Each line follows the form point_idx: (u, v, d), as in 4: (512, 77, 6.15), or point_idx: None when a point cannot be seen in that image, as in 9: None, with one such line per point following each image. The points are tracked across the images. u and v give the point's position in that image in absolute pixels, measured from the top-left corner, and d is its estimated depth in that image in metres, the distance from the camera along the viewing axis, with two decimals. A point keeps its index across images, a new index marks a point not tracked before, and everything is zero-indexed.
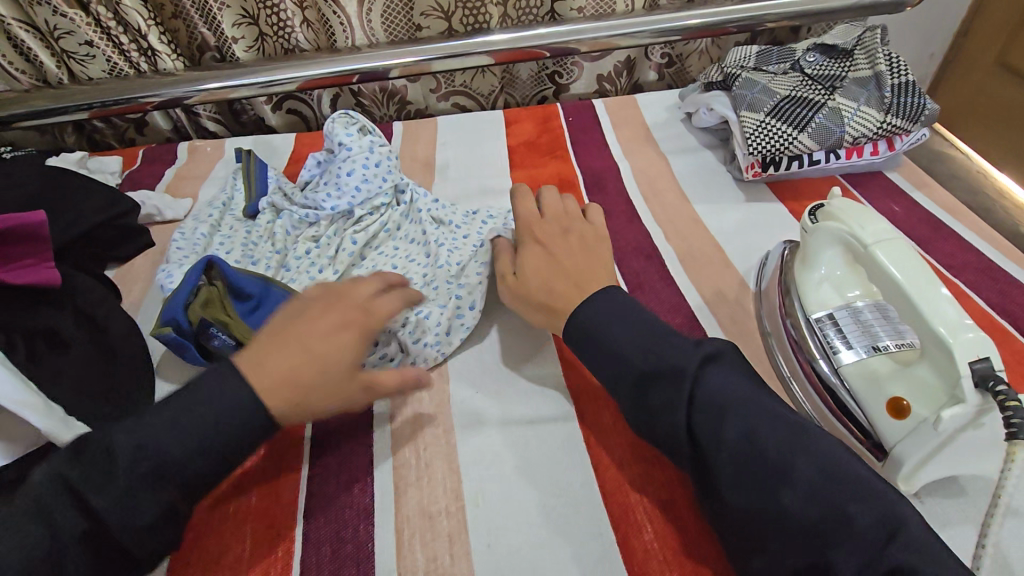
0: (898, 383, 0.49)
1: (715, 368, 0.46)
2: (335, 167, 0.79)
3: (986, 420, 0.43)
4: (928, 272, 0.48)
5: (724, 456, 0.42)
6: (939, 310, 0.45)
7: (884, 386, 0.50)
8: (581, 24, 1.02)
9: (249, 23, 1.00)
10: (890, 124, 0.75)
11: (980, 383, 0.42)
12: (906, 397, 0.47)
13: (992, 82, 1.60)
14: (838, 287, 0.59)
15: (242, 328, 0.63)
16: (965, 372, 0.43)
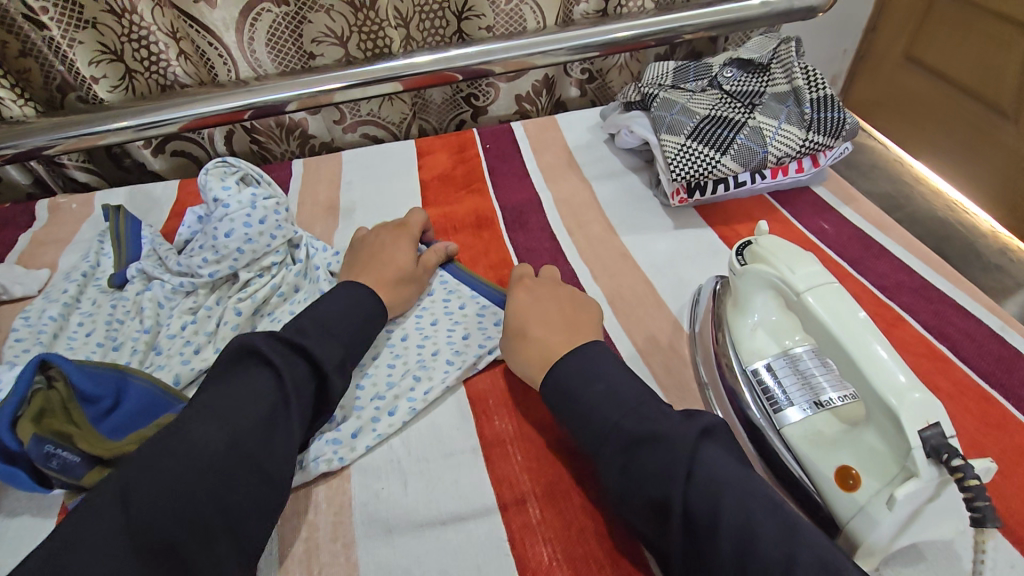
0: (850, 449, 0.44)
1: (712, 445, 0.42)
2: (211, 228, 0.67)
3: (945, 492, 0.39)
4: (855, 309, 0.43)
5: (719, 541, 0.37)
6: (886, 372, 0.40)
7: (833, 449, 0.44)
8: (491, 45, 0.95)
9: (111, 59, 0.88)
10: (813, 142, 0.71)
11: (933, 455, 0.37)
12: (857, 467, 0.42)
13: (905, 75, 1.63)
14: (773, 333, 0.53)
15: (89, 440, 0.52)
16: (916, 443, 0.38)
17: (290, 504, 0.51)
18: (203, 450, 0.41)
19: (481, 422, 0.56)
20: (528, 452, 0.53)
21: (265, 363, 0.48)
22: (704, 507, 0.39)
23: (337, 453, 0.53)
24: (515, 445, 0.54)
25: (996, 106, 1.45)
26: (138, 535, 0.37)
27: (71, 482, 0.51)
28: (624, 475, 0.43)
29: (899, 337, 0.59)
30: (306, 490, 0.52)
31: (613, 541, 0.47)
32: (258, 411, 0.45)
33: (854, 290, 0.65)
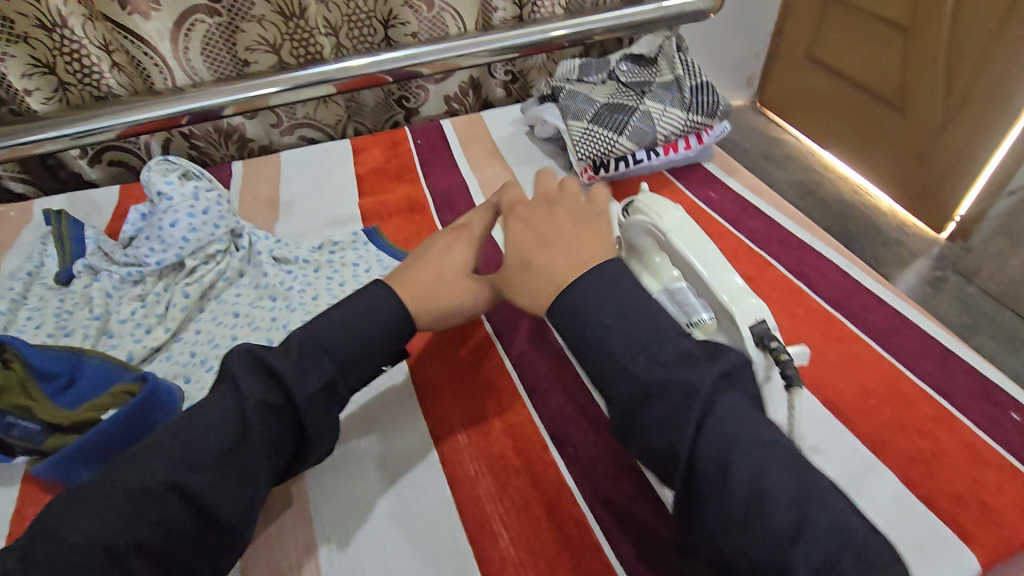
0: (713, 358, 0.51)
1: (730, 390, 0.39)
2: (155, 219, 0.73)
3: (772, 373, 0.51)
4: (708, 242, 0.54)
5: None
6: (725, 278, 0.52)
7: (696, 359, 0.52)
8: (416, 49, 1.03)
9: (44, 72, 0.91)
10: (693, 121, 0.83)
11: (760, 342, 0.49)
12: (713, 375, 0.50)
13: (808, 75, 1.82)
14: (655, 271, 0.56)
15: (45, 410, 0.56)
16: (749, 334, 0.49)
17: None
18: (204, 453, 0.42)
19: (415, 370, 0.63)
20: (456, 391, 0.61)
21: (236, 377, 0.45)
22: (714, 462, 0.36)
23: None
24: (445, 386, 0.62)
25: (884, 97, 1.63)
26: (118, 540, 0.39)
27: (33, 450, 0.56)
28: (634, 426, 0.40)
29: (766, 278, 0.71)
30: None
31: (529, 452, 0.56)
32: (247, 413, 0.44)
33: (733, 244, 0.76)
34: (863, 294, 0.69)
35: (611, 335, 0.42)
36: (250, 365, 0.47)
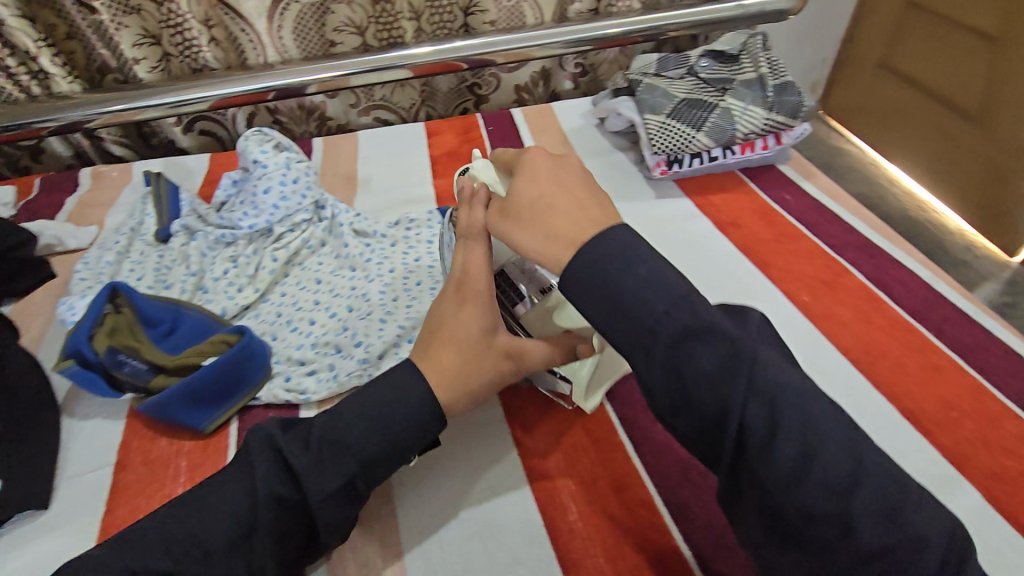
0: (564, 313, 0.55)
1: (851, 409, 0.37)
2: (250, 186, 0.77)
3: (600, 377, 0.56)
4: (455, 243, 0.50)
5: None
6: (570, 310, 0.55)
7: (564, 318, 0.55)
8: (493, 37, 1.05)
9: (152, 42, 0.97)
10: (774, 120, 0.81)
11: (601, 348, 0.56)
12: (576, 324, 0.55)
13: (882, 83, 1.74)
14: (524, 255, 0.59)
15: (153, 354, 0.61)
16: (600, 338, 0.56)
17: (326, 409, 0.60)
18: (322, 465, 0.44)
19: None
20: None
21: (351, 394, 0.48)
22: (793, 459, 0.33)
23: (366, 370, 0.62)
24: None
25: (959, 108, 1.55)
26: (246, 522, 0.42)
27: (140, 388, 0.59)
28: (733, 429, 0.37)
29: (844, 285, 0.70)
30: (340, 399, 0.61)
31: (597, 433, 0.57)
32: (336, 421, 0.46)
33: (808, 248, 0.75)
34: (947, 307, 0.67)
35: (632, 289, 0.38)
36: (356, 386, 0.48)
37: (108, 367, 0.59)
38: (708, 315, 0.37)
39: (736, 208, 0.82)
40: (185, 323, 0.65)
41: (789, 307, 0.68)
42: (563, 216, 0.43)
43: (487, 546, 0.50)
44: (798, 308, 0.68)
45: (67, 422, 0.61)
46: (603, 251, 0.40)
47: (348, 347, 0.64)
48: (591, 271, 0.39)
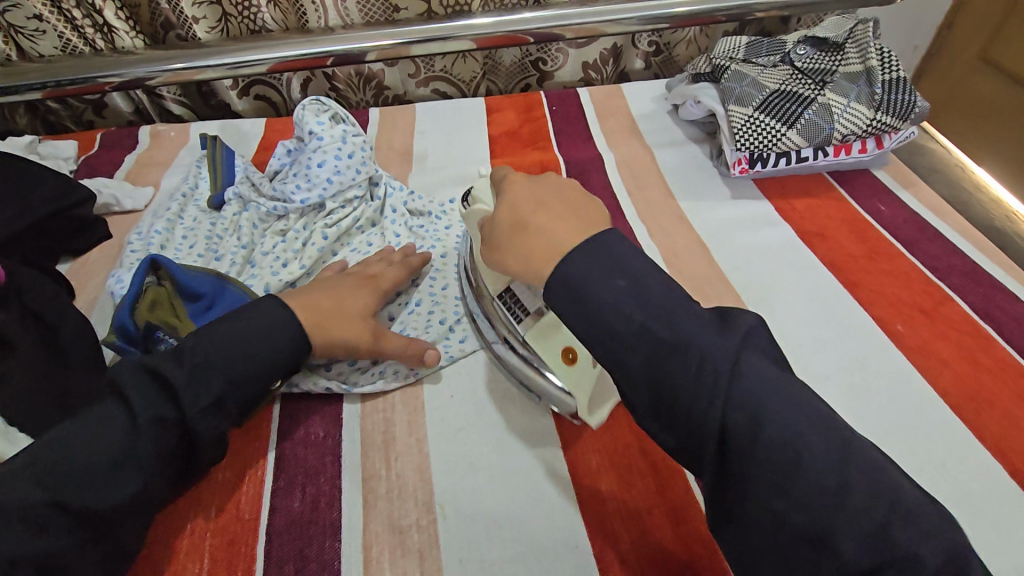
0: (557, 334, 0.53)
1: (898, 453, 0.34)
2: (304, 158, 0.74)
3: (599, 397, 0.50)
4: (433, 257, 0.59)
5: None
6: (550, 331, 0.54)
7: (547, 339, 0.54)
8: (566, 10, 0.98)
9: (211, 3, 0.94)
10: (881, 122, 0.72)
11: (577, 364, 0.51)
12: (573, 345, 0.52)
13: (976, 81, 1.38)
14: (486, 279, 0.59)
15: (187, 329, 0.59)
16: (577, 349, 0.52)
17: (369, 403, 0.57)
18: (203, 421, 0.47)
19: None
20: None
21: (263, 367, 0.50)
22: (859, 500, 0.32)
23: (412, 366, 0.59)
24: None
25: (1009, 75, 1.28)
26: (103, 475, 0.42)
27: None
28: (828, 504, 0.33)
29: (943, 315, 0.62)
30: (384, 393, 0.58)
31: (657, 460, 0.52)
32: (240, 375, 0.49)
33: (904, 269, 0.67)
34: None
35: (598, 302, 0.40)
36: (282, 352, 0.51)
37: (148, 342, 0.59)
38: (678, 319, 0.39)
39: (823, 215, 0.74)
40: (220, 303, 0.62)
41: (878, 335, 0.61)
42: (559, 218, 0.46)
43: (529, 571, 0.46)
44: (889, 338, 0.61)
45: None
46: (587, 262, 0.41)
47: (392, 338, 0.62)
48: (568, 284, 0.41)
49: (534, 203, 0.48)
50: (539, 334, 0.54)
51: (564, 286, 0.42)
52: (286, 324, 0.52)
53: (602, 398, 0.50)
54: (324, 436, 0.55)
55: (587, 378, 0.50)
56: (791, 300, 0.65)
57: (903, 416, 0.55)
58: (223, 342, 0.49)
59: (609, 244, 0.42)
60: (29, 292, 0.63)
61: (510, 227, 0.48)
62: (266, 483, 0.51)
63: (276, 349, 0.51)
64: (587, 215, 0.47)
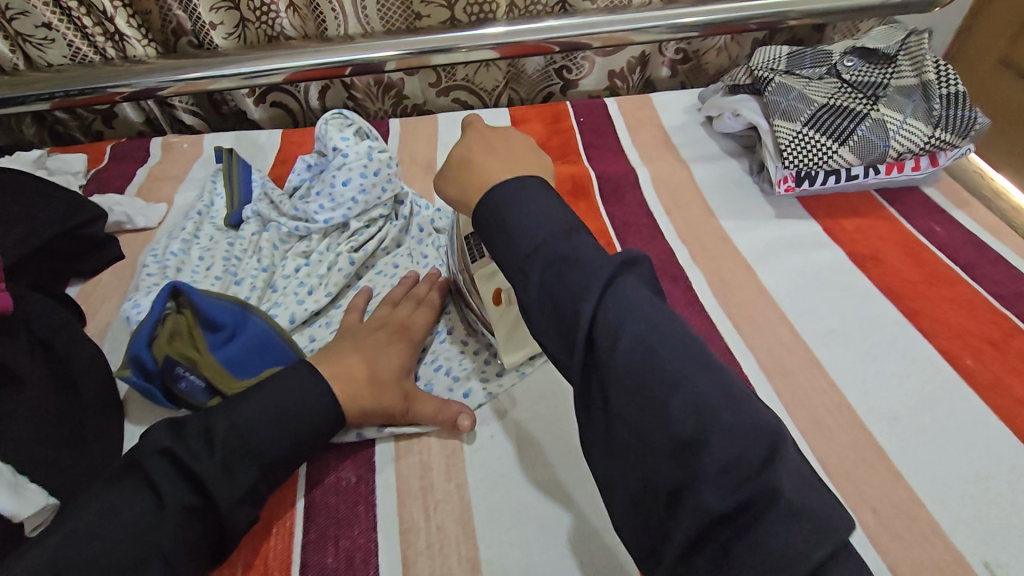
0: (494, 277, 0.56)
1: None
2: (328, 175, 0.70)
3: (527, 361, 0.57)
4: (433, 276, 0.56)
5: None
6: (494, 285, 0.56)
7: (484, 279, 0.56)
8: (595, 17, 0.94)
9: (229, 7, 0.90)
10: (938, 139, 0.69)
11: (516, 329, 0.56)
12: (503, 290, 0.56)
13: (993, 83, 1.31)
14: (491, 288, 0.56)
15: (210, 365, 0.55)
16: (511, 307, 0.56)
17: (404, 444, 0.53)
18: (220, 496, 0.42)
19: None
20: None
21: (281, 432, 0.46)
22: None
23: None
24: None
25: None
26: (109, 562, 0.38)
27: (194, 404, 0.55)
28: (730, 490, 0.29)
29: (1012, 348, 0.58)
30: (419, 433, 0.54)
31: None
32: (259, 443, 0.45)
33: (966, 296, 0.63)
34: None
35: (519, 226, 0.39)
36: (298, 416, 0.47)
37: (165, 378, 0.55)
38: (582, 250, 0.37)
39: (875, 237, 0.70)
40: (243, 336, 0.58)
41: (947, 370, 0.57)
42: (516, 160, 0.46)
43: None
44: (958, 373, 0.57)
45: (130, 427, 0.57)
46: (514, 193, 0.41)
47: (426, 373, 0.58)
48: (493, 211, 0.41)
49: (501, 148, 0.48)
50: (483, 276, 0.57)
51: (491, 214, 0.41)
52: (307, 385, 0.48)
53: (518, 342, 0.57)
54: (357, 482, 0.51)
55: (508, 319, 0.56)
56: (849, 330, 0.61)
57: (981, 461, 0.51)
58: (239, 409, 0.45)
59: (540, 189, 0.41)
60: (39, 321, 0.59)
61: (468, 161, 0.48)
62: (296, 536, 0.47)
63: (299, 412, 0.47)
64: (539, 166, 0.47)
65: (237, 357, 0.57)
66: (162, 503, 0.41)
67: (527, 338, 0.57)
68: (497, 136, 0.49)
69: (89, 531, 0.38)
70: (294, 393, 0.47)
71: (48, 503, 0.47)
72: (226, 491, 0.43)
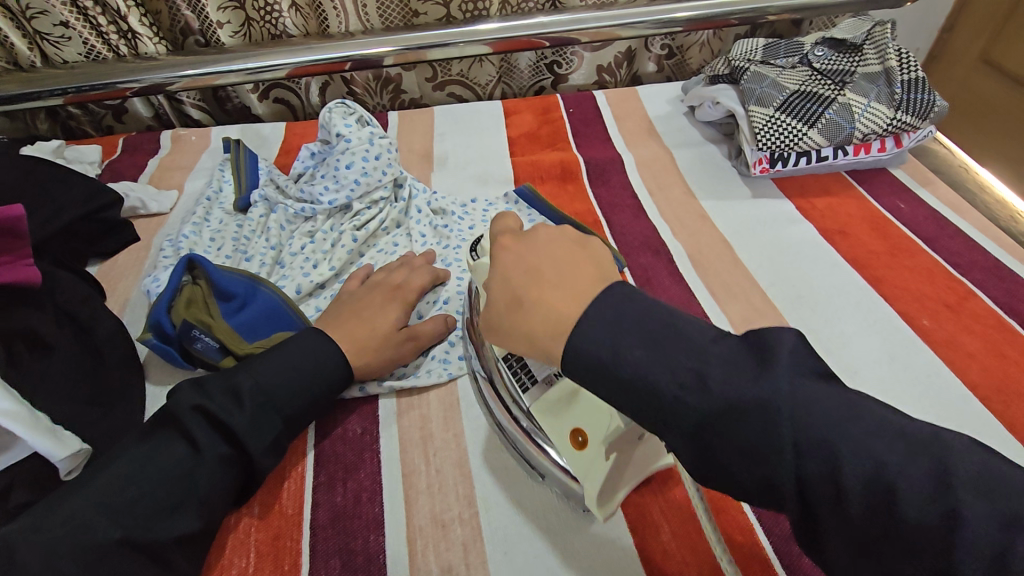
0: (573, 409, 0.46)
1: None
2: (332, 159, 0.75)
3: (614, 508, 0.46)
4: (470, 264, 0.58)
5: None
6: (591, 411, 0.45)
7: (556, 419, 0.47)
8: (583, 13, 0.99)
9: (235, 6, 0.96)
10: (900, 121, 0.74)
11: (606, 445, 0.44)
12: (585, 427, 0.45)
13: (982, 84, 1.35)
14: (547, 412, 0.48)
15: (222, 330, 0.60)
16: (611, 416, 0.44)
17: (405, 401, 0.58)
18: (222, 432, 0.47)
19: None
20: None
21: (287, 379, 0.51)
22: None
23: (447, 369, 0.59)
24: None
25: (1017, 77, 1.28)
26: (130, 492, 0.42)
27: (210, 364, 0.60)
28: None
29: (966, 311, 0.63)
30: (419, 392, 0.58)
31: None
32: (270, 391, 0.49)
33: (926, 265, 0.68)
34: None
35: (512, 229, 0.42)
36: (303, 369, 0.52)
37: (182, 340, 0.59)
38: None
39: (843, 213, 0.75)
40: (252, 304, 0.62)
41: (906, 329, 0.62)
42: (569, 275, 0.37)
43: (573, 562, 0.46)
44: (916, 332, 0.61)
45: (150, 388, 0.61)
46: (601, 326, 0.34)
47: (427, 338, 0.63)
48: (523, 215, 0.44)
49: (558, 254, 0.39)
50: (551, 411, 0.48)
51: None
52: (313, 343, 0.53)
53: (617, 487, 0.46)
54: (363, 433, 0.55)
55: (600, 468, 0.44)
56: (817, 296, 0.66)
57: (934, 406, 0.56)
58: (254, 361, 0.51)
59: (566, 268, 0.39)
60: (63, 293, 0.63)
61: (506, 279, 0.39)
62: (308, 479, 0.52)
63: (303, 364, 0.52)
64: (599, 266, 0.38)
65: (247, 324, 0.61)
66: (197, 449, 0.45)
67: (633, 477, 0.46)
68: (537, 251, 0.40)
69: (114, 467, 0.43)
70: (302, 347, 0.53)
71: (82, 448, 0.50)
72: (256, 443, 0.47)
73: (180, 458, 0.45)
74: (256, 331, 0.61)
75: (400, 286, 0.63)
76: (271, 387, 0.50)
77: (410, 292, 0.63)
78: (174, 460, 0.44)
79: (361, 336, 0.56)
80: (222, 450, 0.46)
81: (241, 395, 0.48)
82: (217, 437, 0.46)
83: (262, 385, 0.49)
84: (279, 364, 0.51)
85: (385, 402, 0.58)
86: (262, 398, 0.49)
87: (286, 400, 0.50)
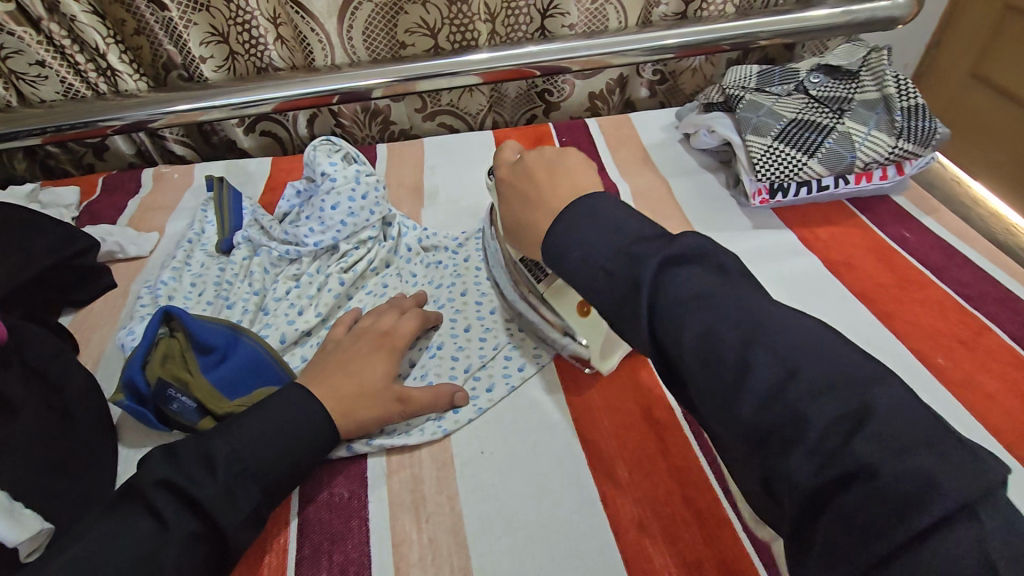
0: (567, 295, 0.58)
1: None
2: (317, 199, 0.72)
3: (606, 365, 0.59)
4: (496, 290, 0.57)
5: None
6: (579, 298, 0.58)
7: (562, 300, 0.59)
8: (574, 42, 0.97)
9: (218, 41, 0.94)
10: (902, 149, 0.73)
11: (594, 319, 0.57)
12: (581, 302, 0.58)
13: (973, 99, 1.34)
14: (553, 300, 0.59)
15: (200, 387, 0.56)
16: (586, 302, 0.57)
17: (396, 460, 0.54)
18: (195, 509, 0.43)
19: (569, 389, 0.59)
20: (615, 420, 0.56)
21: (267, 444, 0.47)
22: None
23: (440, 423, 0.56)
24: (601, 413, 0.57)
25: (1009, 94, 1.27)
26: None
27: (188, 425, 0.56)
28: None
29: (982, 347, 0.60)
30: (410, 449, 0.55)
31: (700, 506, 0.49)
32: (247, 459, 0.46)
33: (936, 298, 0.65)
34: None
35: None
36: (284, 432, 0.48)
37: (158, 401, 0.56)
38: None
39: (847, 243, 0.73)
40: (233, 357, 0.59)
41: (921, 368, 0.59)
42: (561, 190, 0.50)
43: None
44: (931, 371, 0.59)
45: (123, 451, 0.57)
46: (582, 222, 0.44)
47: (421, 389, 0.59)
48: None
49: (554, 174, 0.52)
50: (556, 297, 0.59)
51: None
52: (294, 405, 0.50)
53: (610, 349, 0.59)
54: (350, 497, 0.52)
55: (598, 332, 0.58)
56: None
57: None
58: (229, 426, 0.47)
59: None
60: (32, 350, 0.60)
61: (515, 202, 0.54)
62: (290, 552, 0.48)
63: (283, 428, 0.48)
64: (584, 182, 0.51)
65: (228, 379, 0.57)
66: (167, 530, 0.41)
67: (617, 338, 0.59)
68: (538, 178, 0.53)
69: (74, 554, 0.39)
70: (283, 408, 0.49)
71: (43, 528, 0.48)
72: (232, 518, 0.44)
73: (146, 540, 0.41)
74: (237, 388, 0.57)
75: (390, 335, 0.59)
76: (249, 455, 0.46)
77: (400, 340, 0.59)
78: (143, 546, 0.40)
79: (348, 392, 0.53)
80: (199, 533, 0.42)
81: (216, 466, 0.44)
82: (189, 514, 0.43)
83: (238, 453, 0.46)
84: (259, 429, 0.47)
85: (375, 462, 0.54)
86: (240, 468, 0.45)
87: (265, 469, 0.46)
